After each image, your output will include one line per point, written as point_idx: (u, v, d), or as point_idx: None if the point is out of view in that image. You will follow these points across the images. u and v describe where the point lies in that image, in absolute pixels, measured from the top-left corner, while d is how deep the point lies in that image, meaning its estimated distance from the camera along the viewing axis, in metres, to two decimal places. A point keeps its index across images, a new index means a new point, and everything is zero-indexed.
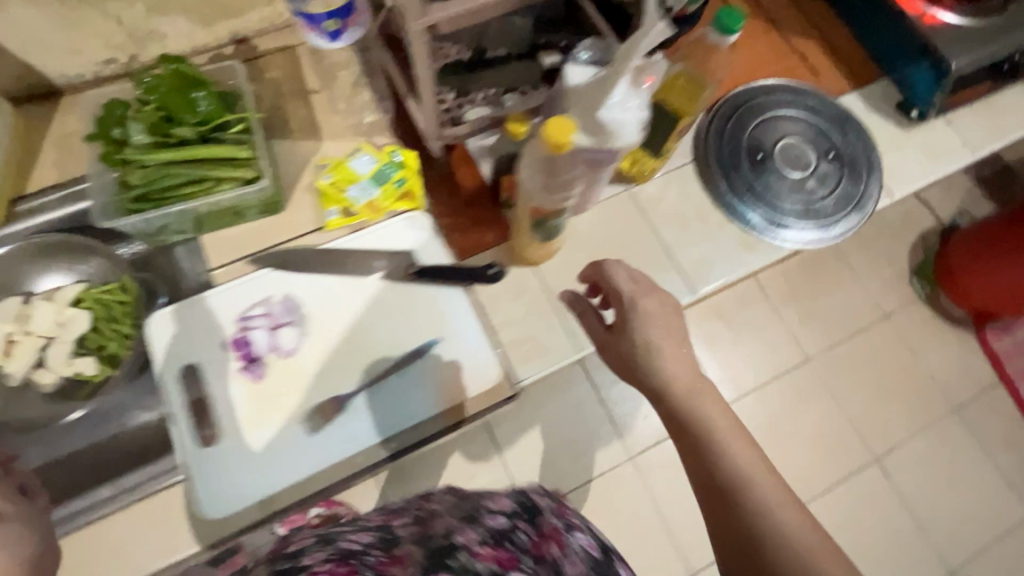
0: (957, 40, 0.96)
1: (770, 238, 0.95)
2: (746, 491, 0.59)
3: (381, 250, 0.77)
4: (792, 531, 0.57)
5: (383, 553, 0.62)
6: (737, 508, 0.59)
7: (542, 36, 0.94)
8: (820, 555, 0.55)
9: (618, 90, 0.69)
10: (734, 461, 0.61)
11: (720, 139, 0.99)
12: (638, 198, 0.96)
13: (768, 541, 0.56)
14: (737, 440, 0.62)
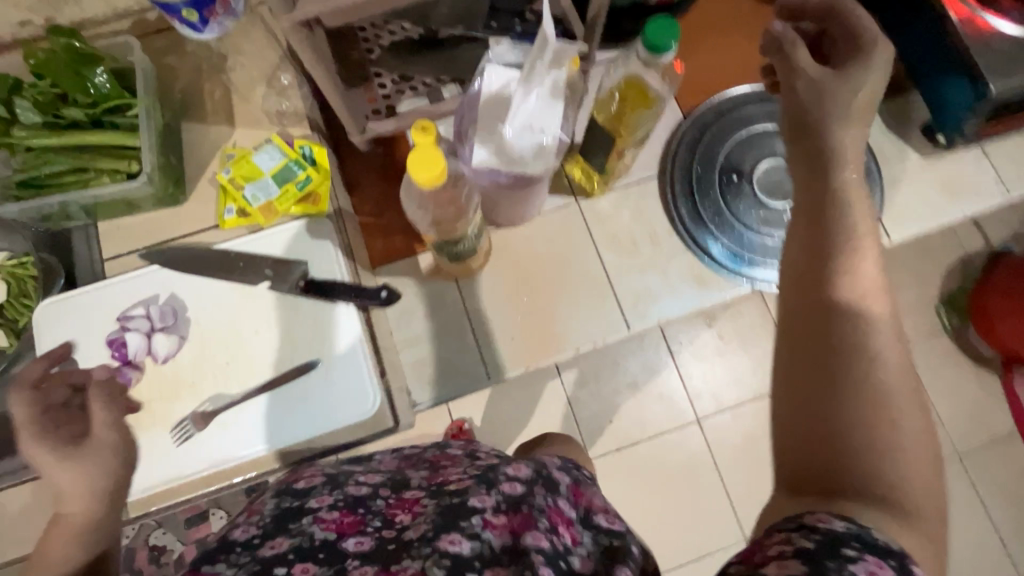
0: (1011, 55, 0.76)
1: (729, 274, 0.84)
2: (857, 355, 0.39)
3: (273, 256, 0.72)
4: (905, 431, 0.37)
5: (392, 495, 0.51)
6: (837, 376, 0.39)
7: (496, 18, 0.82)
8: (908, 452, 0.37)
9: (519, 114, 0.61)
10: (869, 315, 0.40)
11: (693, 153, 0.86)
12: (586, 213, 0.86)
13: (860, 431, 0.37)
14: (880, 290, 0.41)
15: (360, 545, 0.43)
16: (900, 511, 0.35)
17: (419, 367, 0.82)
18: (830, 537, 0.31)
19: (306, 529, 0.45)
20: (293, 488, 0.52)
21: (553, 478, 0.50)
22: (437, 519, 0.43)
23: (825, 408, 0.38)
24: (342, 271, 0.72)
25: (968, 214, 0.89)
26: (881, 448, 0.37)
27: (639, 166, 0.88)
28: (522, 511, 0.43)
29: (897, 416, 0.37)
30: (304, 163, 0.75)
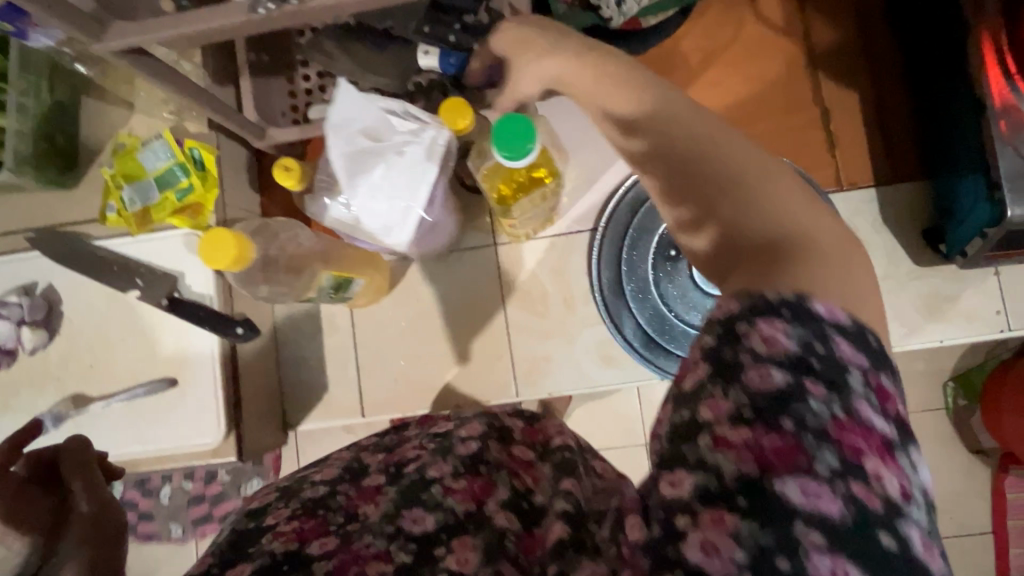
0: None
1: (640, 358, 0.75)
2: (705, 149, 0.37)
3: (146, 265, 0.69)
4: (767, 184, 0.36)
5: (351, 487, 0.48)
6: (697, 189, 0.37)
7: (427, 23, 0.70)
8: (783, 194, 0.36)
9: (361, 181, 0.52)
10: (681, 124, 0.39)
11: (633, 214, 0.75)
12: (502, 260, 0.78)
13: (748, 206, 0.35)
14: (676, 97, 0.41)
15: (326, 547, 0.41)
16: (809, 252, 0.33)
17: (297, 391, 0.80)
18: (726, 318, 0.32)
19: (264, 547, 0.42)
20: (252, 510, 0.47)
21: (505, 426, 0.54)
22: (399, 499, 0.45)
23: (711, 213, 0.36)
24: (213, 293, 0.69)
25: (955, 343, 0.73)
26: (763, 219, 0.35)
27: (573, 217, 0.77)
28: (482, 475, 0.47)
29: (764, 183, 0.36)
30: (189, 168, 0.69)
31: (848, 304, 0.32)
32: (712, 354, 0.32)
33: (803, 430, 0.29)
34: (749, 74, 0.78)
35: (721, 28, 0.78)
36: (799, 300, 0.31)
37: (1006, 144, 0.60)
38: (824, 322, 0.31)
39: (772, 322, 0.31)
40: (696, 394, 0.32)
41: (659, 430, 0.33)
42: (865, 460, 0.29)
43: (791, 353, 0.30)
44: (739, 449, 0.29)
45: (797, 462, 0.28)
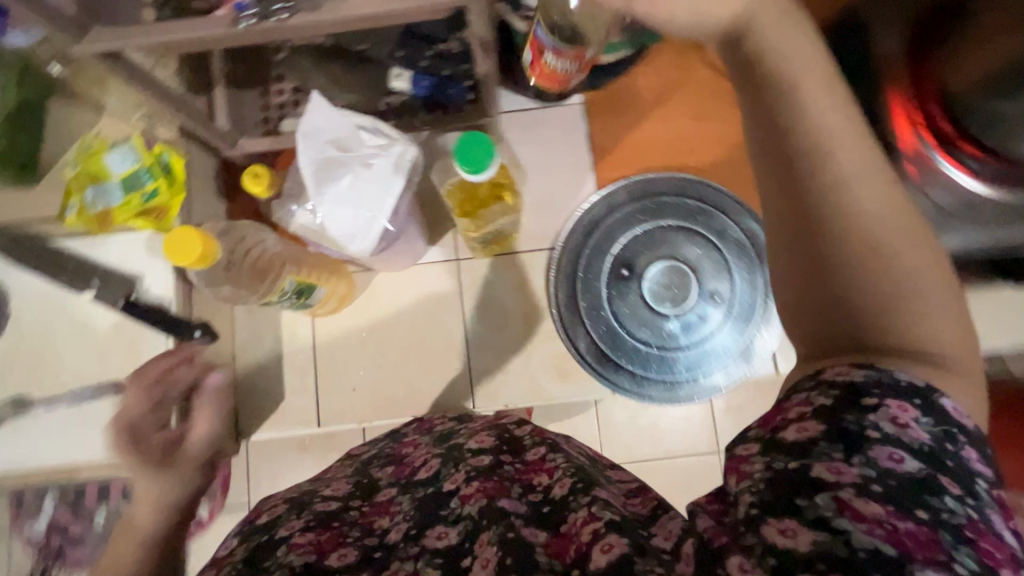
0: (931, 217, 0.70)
1: (592, 372, 0.78)
2: (848, 225, 0.34)
3: (103, 266, 0.69)
4: (920, 293, 0.34)
5: (365, 504, 0.51)
6: (827, 283, 0.35)
7: (401, 49, 0.75)
8: (928, 304, 0.34)
9: (333, 187, 0.55)
10: (858, 157, 0.35)
11: (589, 233, 0.80)
12: (464, 275, 0.81)
13: (894, 316, 0.34)
14: (857, 159, 0.35)
15: (345, 559, 0.43)
16: (942, 363, 0.33)
17: (252, 398, 0.80)
18: (849, 383, 0.33)
19: (281, 559, 0.42)
20: (256, 526, 0.48)
21: (515, 435, 0.55)
22: (417, 516, 0.46)
23: (843, 307, 0.35)
24: (171, 296, 0.69)
25: None
26: (903, 313, 0.34)
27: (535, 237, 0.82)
28: (494, 477, 0.48)
29: (912, 282, 0.34)
30: (155, 172, 0.71)
31: (969, 411, 0.33)
32: (831, 416, 0.32)
33: (938, 525, 0.29)
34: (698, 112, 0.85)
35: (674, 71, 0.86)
36: (929, 390, 0.33)
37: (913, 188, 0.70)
38: (956, 424, 0.32)
39: (904, 406, 0.32)
40: (807, 449, 0.32)
41: (751, 467, 0.33)
42: (985, 548, 0.29)
43: (919, 440, 0.31)
44: (870, 521, 0.29)
45: (935, 554, 0.28)
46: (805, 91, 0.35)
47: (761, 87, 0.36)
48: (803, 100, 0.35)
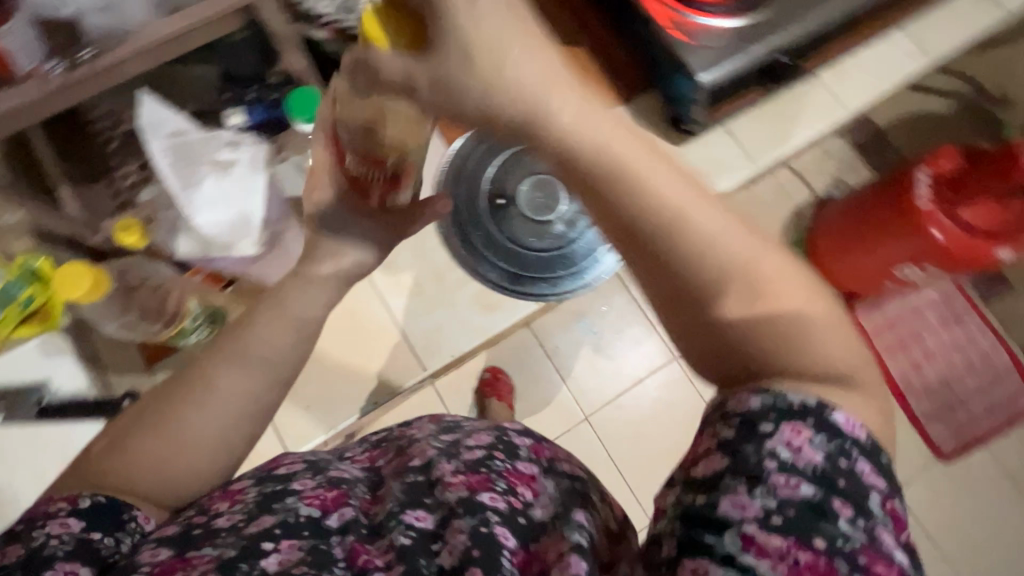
0: (704, 52, 0.86)
1: (512, 294, 0.89)
2: (734, 298, 0.44)
3: (9, 384, 0.75)
4: (810, 328, 0.45)
5: (368, 492, 0.53)
6: (727, 345, 0.45)
7: (228, 91, 0.81)
8: (817, 329, 0.45)
9: (211, 190, 0.69)
10: (693, 223, 0.44)
11: (457, 184, 0.89)
12: None
13: (796, 353, 0.44)
14: (726, 242, 0.45)
15: (344, 518, 0.48)
16: (840, 377, 0.43)
17: None
18: (746, 416, 0.42)
19: (290, 503, 0.47)
20: (274, 474, 0.51)
21: (513, 442, 0.55)
22: (403, 496, 0.50)
23: (747, 357, 0.45)
24: (86, 385, 0.77)
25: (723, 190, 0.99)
26: (800, 346, 0.44)
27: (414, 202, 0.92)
28: (480, 471, 0.51)
29: (800, 320, 0.45)
30: (26, 280, 0.67)
31: (864, 421, 0.42)
32: (734, 450, 0.41)
33: (834, 552, 0.38)
34: None
35: None
36: (821, 408, 0.41)
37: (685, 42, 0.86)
38: (848, 440, 0.41)
39: (798, 427, 0.40)
40: (717, 482, 0.41)
41: (682, 481, 0.43)
42: (871, 561, 0.39)
43: (816, 463, 0.40)
44: (772, 556, 0.38)
45: (824, 567, 0.38)
46: (651, 179, 0.44)
47: (615, 200, 0.44)
48: (672, 218, 0.44)
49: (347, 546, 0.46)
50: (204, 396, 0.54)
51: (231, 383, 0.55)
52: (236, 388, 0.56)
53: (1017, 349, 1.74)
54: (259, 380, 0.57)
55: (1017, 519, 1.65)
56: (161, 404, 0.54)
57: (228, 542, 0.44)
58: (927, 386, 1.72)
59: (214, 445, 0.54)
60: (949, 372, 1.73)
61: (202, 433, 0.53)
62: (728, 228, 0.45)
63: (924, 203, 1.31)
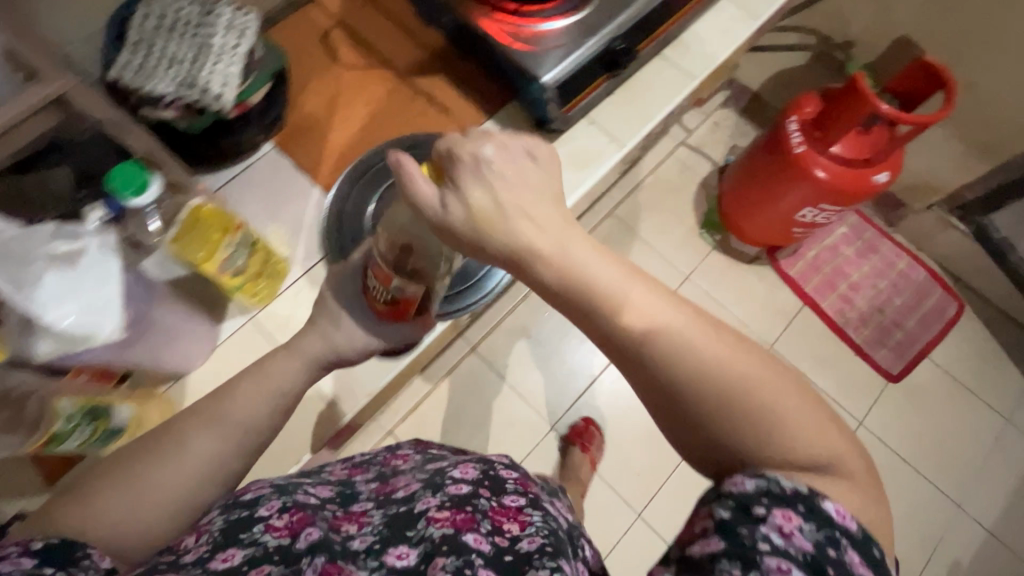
0: (539, 57, 0.93)
1: None
2: (715, 396, 0.54)
3: None
4: (787, 423, 0.54)
5: (338, 509, 0.63)
6: (714, 433, 0.55)
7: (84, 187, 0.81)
8: (793, 421, 0.54)
9: (51, 282, 0.59)
10: (688, 350, 0.54)
11: (340, 225, 0.90)
12: (264, 324, 0.86)
13: (773, 442, 0.53)
14: (707, 348, 0.54)
15: (311, 538, 0.53)
16: (819, 467, 0.53)
17: None
18: (740, 494, 0.51)
19: (260, 535, 0.52)
20: (242, 499, 0.57)
21: (500, 476, 0.66)
22: (386, 531, 0.58)
23: (731, 446, 0.55)
24: None
25: (602, 176, 1.01)
26: (780, 436, 0.54)
27: (302, 254, 0.90)
28: (466, 509, 0.59)
29: (777, 416, 0.54)
30: None
31: (850, 517, 0.50)
32: (728, 524, 0.50)
33: None
34: (365, 100, 1.02)
35: (328, 86, 1.03)
36: (812, 499, 0.50)
37: (533, 48, 0.93)
38: (836, 529, 0.49)
39: (788, 513, 0.49)
40: (713, 564, 0.49)
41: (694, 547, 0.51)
42: None
43: (806, 547, 0.48)
44: None
45: None
46: (621, 293, 0.54)
47: (597, 318, 0.55)
48: (653, 329, 0.54)
49: (319, 567, 0.50)
50: (175, 453, 0.59)
51: (202, 444, 0.60)
52: (207, 450, 0.61)
53: (933, 263, 1.84)
54: (232, 444, 0.63)
55: (978, 423, 1.70)
56: (119, 459, 0.57)
57: (194, 573, 0.48)
58: (862, 316, 1.79)
59: (161, 500, 0.56)
60: (880, 298, 1.81)
61: (157, 486, 0.56)
62: (710, 336, 0.55)
63: (799, 147, 1.41)
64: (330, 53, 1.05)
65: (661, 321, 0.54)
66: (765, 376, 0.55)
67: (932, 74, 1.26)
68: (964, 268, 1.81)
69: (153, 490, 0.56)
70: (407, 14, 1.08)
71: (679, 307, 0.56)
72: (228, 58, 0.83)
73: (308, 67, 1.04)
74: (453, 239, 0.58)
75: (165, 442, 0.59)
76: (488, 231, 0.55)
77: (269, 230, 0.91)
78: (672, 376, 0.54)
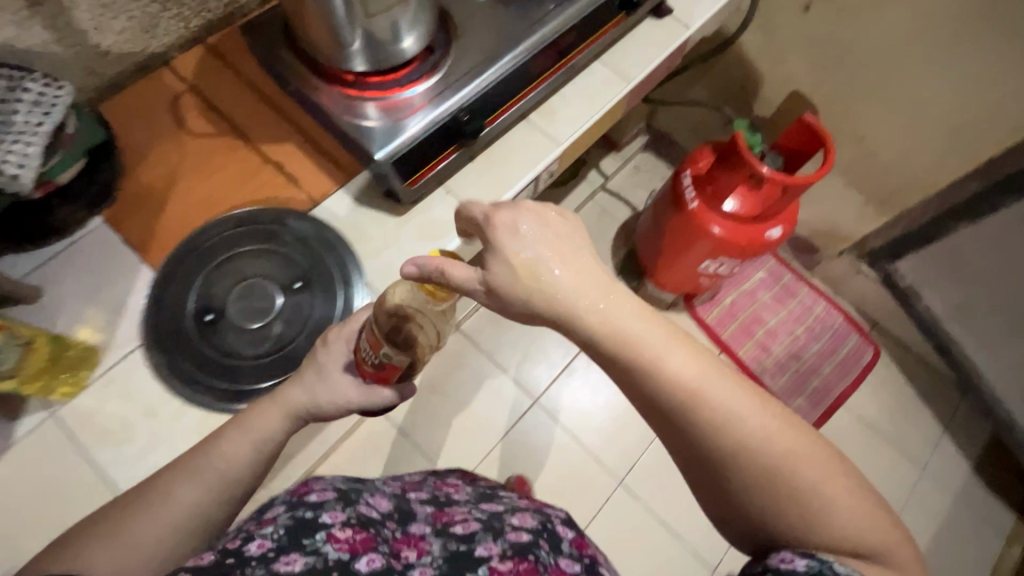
0: (377, 132, 0.90)
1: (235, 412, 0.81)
2: (759, 469, 0.58)
3: None
4: (831, 502, 0.58)
5: (397, 529, 0.74)
6: (761, 503, 0.59)
7: None
8: (839, 501, 0.58)
9: None
10: (732, 428, 0.59)
11: (159, 308, 0.85)
12: (66, 420, 0.79)
13: (821, 522, 0.57)
14: (753, 420, 0.59)
15: (372, 562, 0.63)
16: (867, 552, 0.57)
17: None
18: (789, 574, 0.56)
19: (319, 542, 0.64)
20: (305, 501, 0.71)
21: (556, 534, 0.78)
22: (445, 564, 0.68)
23: (777, 520, 0.59)
24: None
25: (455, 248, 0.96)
26: (824, 518, 0.57)
27: (119, 341, 0.84)
28: (525, 559, 0.69)
29: (821, 493, 0.58)
30: None
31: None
32: None
33: None
34: (209, 169, 0.97)
35: (169, 154, 0.98)
36: None
37: (388, 120, 0.91)
38: None
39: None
40: None
41: None
42: None
43: None
44: None
45: None
46: (669, 363, 0.59)
47: (648, 386, 0.60)
48: (702, 398, 0.59)
49: None
50: (163, 507, 0.67)
51: (184, 494, 0.68)
52: (189, 498, 0.68)
53: (850, 308, 1.83)
54: (218, 493, 0.70)
55: (897, 472, 1.68)
56: (122, 516, 0.66)
57: (264, 570, 0.59)
58: (779, 363, 1.77)
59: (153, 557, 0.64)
60: (797, 345, 1.80)
61: (142, 543, 0.64)
62: (757, 404, 0.60)
63: (694, 203, 1.40)
64: (176, 118, 1.01)
65: (710, 390, 0.59)
66: (807, 460, 0.59)
67: (811, 131, 1.28)
68: (878, 313, 1.81)
69: (139, 537, 0.64)
70: (261, 78, 1.04)
71: (729, 374, 0.61)
72: (30, 136, 0.78)
73: (151, 134, 0.99)
74: (494, 303, 0.66)
75: (152, 494, 0.68)
76: (521, 288, 0.62)
77: (85, 315, 0.85)
78: (718, 443, 0.59)
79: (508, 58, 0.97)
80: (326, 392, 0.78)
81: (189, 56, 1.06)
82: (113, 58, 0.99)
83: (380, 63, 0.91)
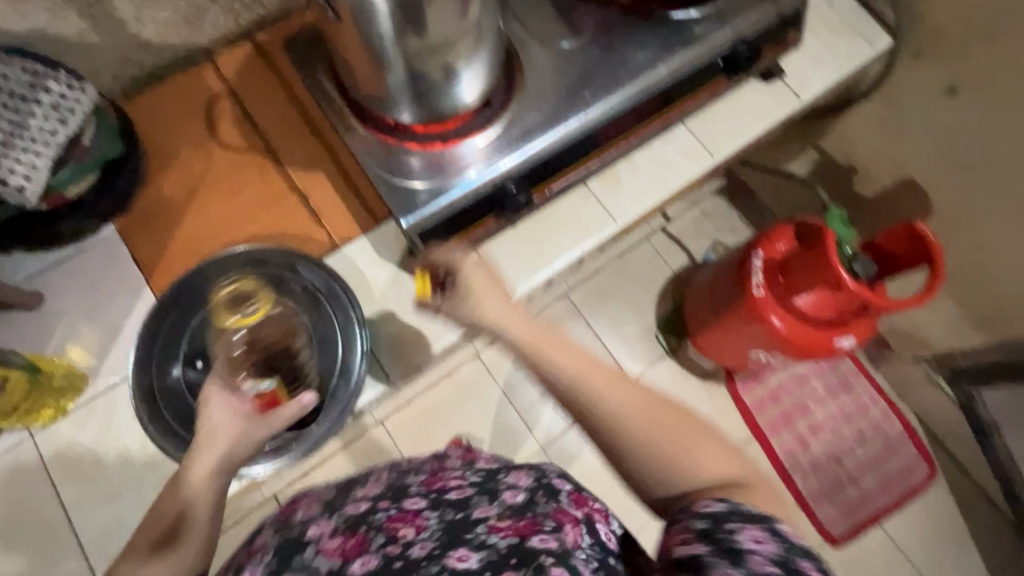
0: (408, 194, 0.79)
1: None
2: (630, 436, 0.55)
3: None
4: (698, 450, 0.55)
5: (393, 505, 0.58)
6: (638, 469, 0.55)
7: None
8: (705, 452, 0.55)
9: None
10: (599, 403, 0.56)
11: (150, 342, 0.80)
12: (42, 446, 0.77)
13: (690, 469, 0.54)
14: (617, 393, 0.57)
15: (367, 565, 0.51)
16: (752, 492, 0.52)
17: None
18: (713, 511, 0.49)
19: (310, 559, 0.53)
20: (294, 520, 0.60)
21: (554, 486, 0.62)
22: (444, 535, 0.53)
23: (655, 478, 0.54)
24: None
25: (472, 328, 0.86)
26: (692, 469, 0.54)
27: (106, 369, 0.80)
28: (527, 517, 0.56)
29: (688, 446, 0.55)
30: None
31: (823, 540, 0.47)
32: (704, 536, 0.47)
33: None
34: (231, 189, 0.90)
35: (193, 166, 0.90)
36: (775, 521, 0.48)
37: (428, 180, 0.80)
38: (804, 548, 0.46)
39: (758, 533, 0.46)
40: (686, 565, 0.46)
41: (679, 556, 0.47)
42: None
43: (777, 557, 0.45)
44: None
45: None
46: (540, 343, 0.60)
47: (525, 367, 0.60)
48: (565, 375, 0.58)
49: None
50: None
51: None
52: None
53: (912, 419, 1.62)
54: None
55: None
56: None
57: None
58: (815, 463, 1.61)
59: None
60: (840, 446, 1.62)
61: None
62: (621, 374, 0.59)
63: (758, 291, 1.23)
64: (208, 123, 0.93)
65: (569, 370, 0.58)
66: (665, 415, 0.56)
67: (919, 241, 1.07)
68: (944, 433, 1.59)
69: None
70: (302, 90, 0.94)
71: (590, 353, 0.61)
72: (40, 147, 0.72)
73: (178, 137, 0.92)
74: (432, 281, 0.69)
75: None
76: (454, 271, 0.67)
77: (80, 334, 0.81)
78: (589, 420, 0.57)
79: (573, 122, 0.82)
80: (228, 439, 0.59)
81: (234, 52, 0.97)
82: (153, 49, 0.91)
83: (425, 112, 0.79)
